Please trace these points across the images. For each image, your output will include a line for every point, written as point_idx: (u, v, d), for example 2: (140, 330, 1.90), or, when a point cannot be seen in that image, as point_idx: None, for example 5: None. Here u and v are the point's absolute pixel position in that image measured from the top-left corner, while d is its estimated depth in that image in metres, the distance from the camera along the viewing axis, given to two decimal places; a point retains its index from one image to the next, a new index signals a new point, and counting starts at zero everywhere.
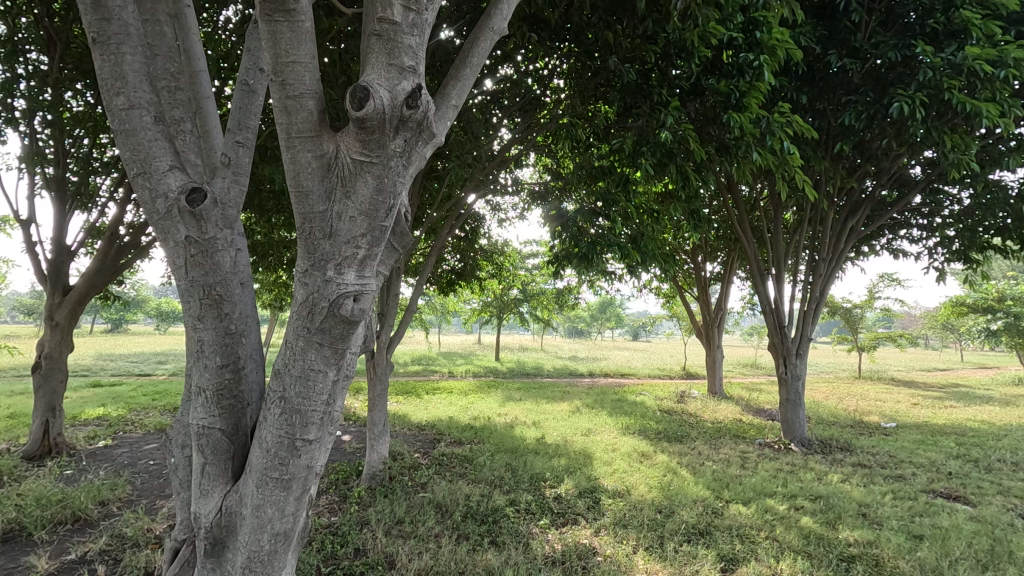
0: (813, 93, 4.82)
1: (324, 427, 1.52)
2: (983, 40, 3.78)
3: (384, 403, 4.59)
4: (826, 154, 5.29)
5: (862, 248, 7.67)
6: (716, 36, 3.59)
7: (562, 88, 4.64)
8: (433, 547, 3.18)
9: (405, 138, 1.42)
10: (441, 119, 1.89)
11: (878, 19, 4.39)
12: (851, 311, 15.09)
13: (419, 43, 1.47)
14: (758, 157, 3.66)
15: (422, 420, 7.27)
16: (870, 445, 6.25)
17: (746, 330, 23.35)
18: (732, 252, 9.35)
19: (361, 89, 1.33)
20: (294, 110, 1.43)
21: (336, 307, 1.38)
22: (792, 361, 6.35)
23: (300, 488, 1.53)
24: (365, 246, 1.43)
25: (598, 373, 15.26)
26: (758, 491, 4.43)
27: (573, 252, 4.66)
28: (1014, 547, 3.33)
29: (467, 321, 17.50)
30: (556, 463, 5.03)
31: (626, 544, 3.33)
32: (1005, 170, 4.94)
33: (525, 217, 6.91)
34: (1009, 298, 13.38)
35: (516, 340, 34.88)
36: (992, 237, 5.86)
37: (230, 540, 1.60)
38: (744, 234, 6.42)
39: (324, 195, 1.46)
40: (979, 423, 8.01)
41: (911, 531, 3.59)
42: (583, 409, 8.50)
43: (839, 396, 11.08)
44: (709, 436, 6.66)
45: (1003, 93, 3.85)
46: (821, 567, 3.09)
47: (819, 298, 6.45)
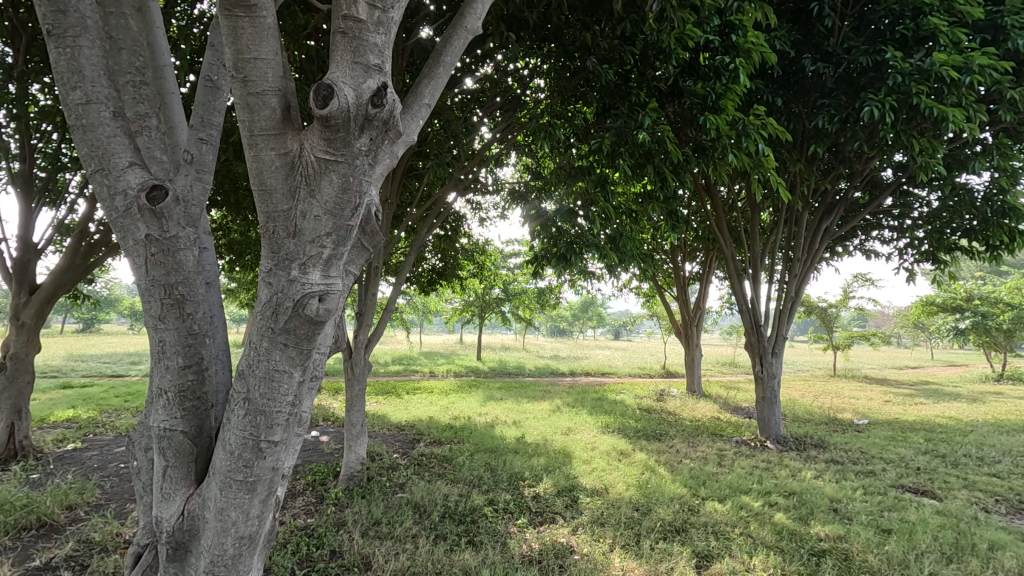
0: (788, 96, 4.90)
1: (290, 428, 1.50)
2: (950, 47, 3.89)
3: (361, 403, 4.56)
4: (802, 156, 5.37)
5: (836, 248, 7.81)
6: (693, 38, 3.63)
7: (542, 88, 4.65)
8: (409, 548, 3.15)
9: (371, 137, 1.42)
10: (412, 118, 1.88)
11: (850, 25, 4.47)
12: (826, 310, 15.37)
13: (386, 41, 1.46)
14: (734, 159, 3.70)
15: (401, 420, 7.23)
16: (843, 442, 6.38)
17: (725, 330, 23.62)
18: (711, 252, 9.46)
19: (325, 87, 1.31)
20: (256, 108, 1.41)
21: (300, 307, 1.36)
22: (767, 360, 6.44)
23: (265, 491, 1.50)
24: (331, 245, 1.41)
25: (580, 373, 15.31)
26: (734, 487, 4.49)
27: (553, 252, 4.68)
28: (977, 540, 3.43)
29: (449, 320, 17.37)
30: (536, 462, 5.03)
31: (602, 542, 3.35)
32: (971, 173, 5.07)
33: (506, 216, 6.94)
34: (977, 298, 13.78)
35: (498, 340, 34.83)
36: (959, 237, 6.01)
37: (193, 545, 1.57)
38: (722, 235, 6.50)
39: (287, 194, 1.44)
40: (946, 420, 8.23)
41: (880, 525, 3.68)
42: (563, 408, 8.52)
43: (814, 394, 11.30)
44: (687, 435, 6.73)
45: (969, 98, 3.95)
46: (792, 562, 3.15)
47: (795, 297, 6.54)
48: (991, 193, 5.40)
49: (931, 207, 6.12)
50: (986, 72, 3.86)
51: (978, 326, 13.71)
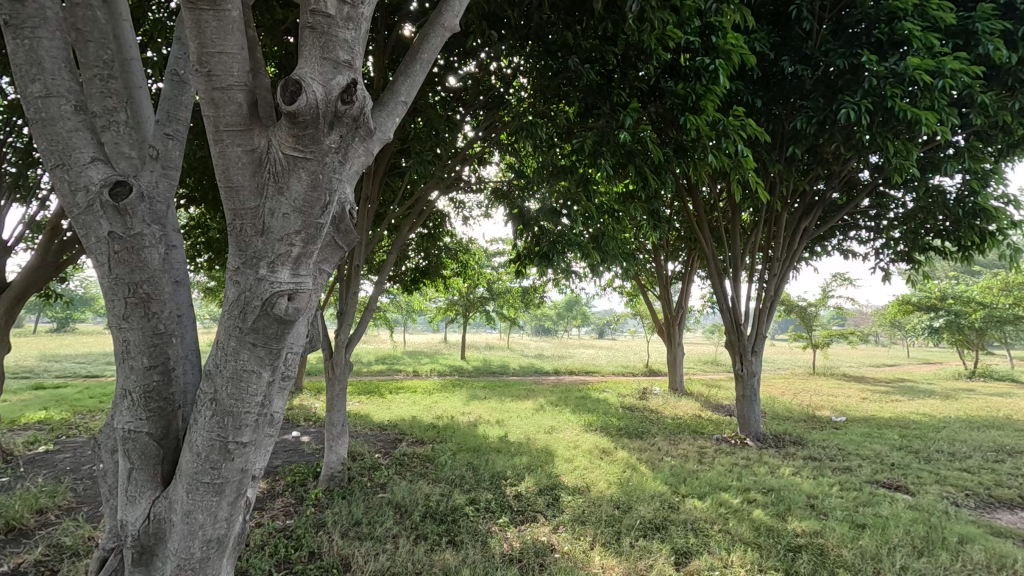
0: (768, 98, 4.96)
1: (259, 429, 1.48)
2: (923, 51, 3.95)
3: (342, 403, 4.52)
4: (781, 157, 5.44)
5: (815, 248, 7.93)
6: (673, 39, 3.66)
7: (525, 87, 4.64)
8: (389, 548, 3.13)
9: (341, 134, 1.40)
10: (388, 116, 1.87)
11: (829, 28, 4.53)
12: (805, 309, 15.61)
13: (356, 38, 1.45)
14: (713, 159, 3.74)
15: (383, 420, 7.17)
16: (821, 439, 6.48)
17: (707, 329, 23.84)
18: (693, 252, 9.55)
19: (293, 82, 1.29)
20: (221, 103, 1.39)
21: (269, 306, 1.33)
22: (748, 358, 6.50)
23: (234, 493, 1.48)
24: (300, 243, 1.39)
25: (564, 372, 15.36)
26: (713, 485, 4.54)
27: (535, 251, 4.68)
28: (948, 533, 3.50)
29: (432, 318, 17.28)
30: (518, 461, 5.03)
31: (583, 540, 3.37)
32: (944, 174, 5.17)
33: (489, 215, 6.93)
34: (950, 297, 14.12)
35: (483, 339, 34.77)
36: (933, 238, 6.14)
37: (159, 548, 1.54)
38: (704, 234, 6.56)
39: (255, 191, 1.42)
40: (920, 416, 8.40)
41: (854, 521, 3.75)
42: (547, 406, 8.54)
43: (794, 391, 11.47)
44: (669, 433, 6.77)
45: (941, 102, 4.03)
46: (769, 557, 3.19)
47: (774, 296, 6.63)
48: (963, 194, 5.52)
49: (906, 208, 6.24)
50: (958, 76, 3.94)
51: (952, 325, 14.03)
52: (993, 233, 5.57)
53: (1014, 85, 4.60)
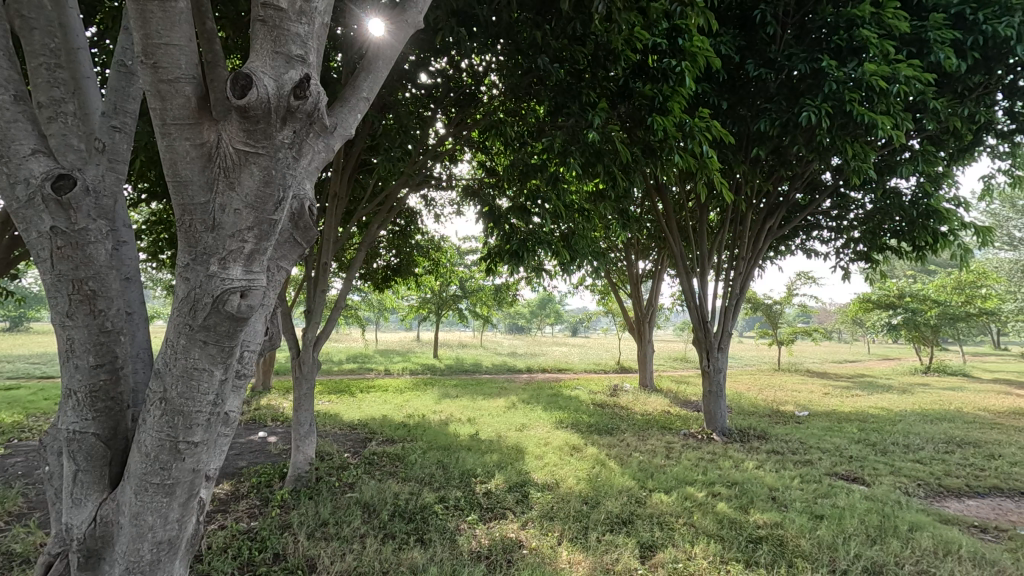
0: (733, 100, 5.07)
1: (211, 428, 1.46)
2: (879, 58, 4.09)
3: (309, 402, 4.46)
4: (746, 158, 5.57)
5: (780, 248, 8.15)
6: (642, 40, 3.71)
7: (496, 84, 4.64)
8: (356, 548, 3.11)
9: (293, 129, 1.40)
10: (350, 112, 1.86)
11: (792, 32, 4.65)
12: (771, 307, 16.01)
13: (310, 32, 1.43)
14: (679, 160, 3.82)
15: (353, 419, 7.09)
16: (783, 434, 6.66)
17: (677, 326, 24.18)
18: (663, 251, 9.68)
19: (243, 77, 1.28)
20: (169, 96, 1.37)
21: (220, 304, 1.31)
22: (714, 354, 6.62)
23: (185, 493, 1.47)
24: (253, 240, 1.37)
25: (537, 370, 15.42)
26: (679, 479, 4.63)
27: (506, 249, 4.68)
28: (900, 522, 3.64)
29: (404, 317, 17.13)
30: (488, 459, 5.03)
31: (550, 536, 3.40)
32: (900, 176, 5.36)
33: (462, 212, 6.91)
34: (907, 295, 14.67)
35: (456, 337, 34.62)
36: (890, 238, 6.37)
37: (107, 552, 1.51)
38: (672, 234, 6.67)
39: (205, 186, 1.41)
40: (877, 410, 8.72)
41: (813, 512, 3.87)
42: (518, 404, 8.56)
43: (759, 387, 11.74)
44: (638, 429, 6.87)
45: (896, 107, 4.18)
46: (731, 549, 3.28)
47: (740, 294, 6.77)
48: (917, 196, 5.73)
49: (865, 210, 6.47)
50: (911, 82, 4.09)
51: (909, 322, 14.56)
52: (944, 234, 5.81)
53: (964, 92, 4.80)
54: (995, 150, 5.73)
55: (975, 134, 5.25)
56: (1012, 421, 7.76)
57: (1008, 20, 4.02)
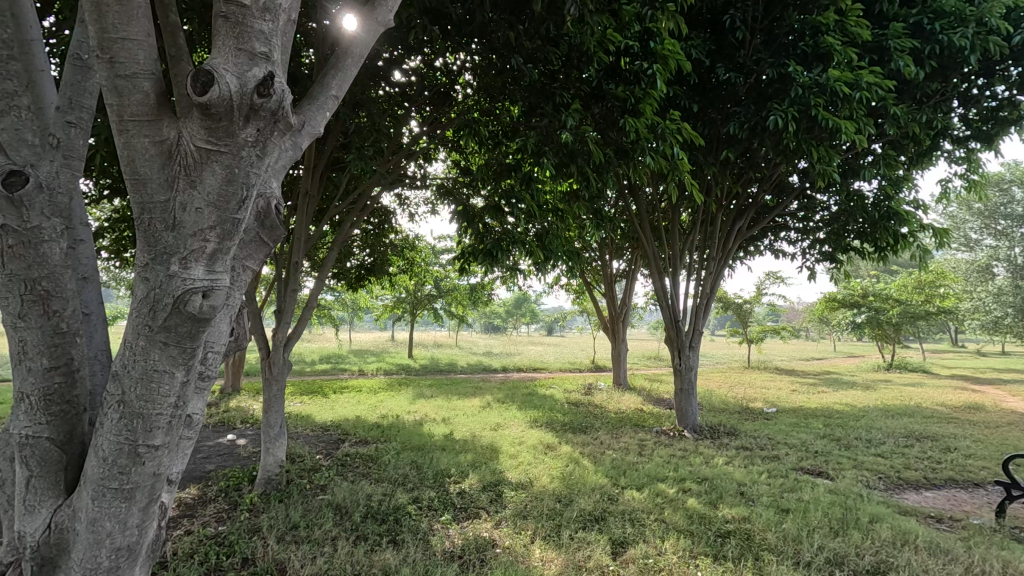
0: (703, 102, 5.15)
1: (173, 431, 1.43)
2: (842, 64, 4.21)
3: (279, 404, 4.38)
4: (716, 160, 5.67)
5: (749, 248, 8.32)
6: (614, 42, 3.74)
7: (470, 83, 4.62)
8: (327, 551, 3.07)
9: (257, 127, 1.39)
10: (318, 110, 1.84)
11: (760, 38, 4.74)
12: (741, 306, 16.34)
13: (274, 29, 1.42)
14: (651, 161, 3.87)
15: (326, 420, 6.99)
16: (752, 430, 6.81)
17: (651, 326, 24.42)
18: (637, 251, 9.80)
19: (204, 73, 1.27)
20: (126, 92, 1.35)
21: (181, 304, 1.29)
22: (685, 352, 6.72)
23: (145, 498, 1.44)
24: (215, 239, 1.35)
25: (512, 369, 15.43)
26: (651, 476, 4.70)
27: (479, 249, 4.67)
28: (861, 514, 3.76)
29: (379, 317, 16.97)
30: (462, 458, 5.03)
31: (523, 535, 3.41)
32: (863, 179, 5.53)
33: (436, 211, 6.87)
34: (871, 295, 15.13)
35: (431, 337, 34.42)
36: (854, 239, 6.55)
37: (62, 560, 1.48)
38: (645, 234, 6.75)
39: (165, 184, 1.38)
40: (842, 407, 8.99)
41: (780, 506, 3.97)
42: (494, 404, 8.57)
43: (729, 385, 11.99)
44: (612, 427, 6.95)
45: (859, 112, 4.31)
46: (700, 543, 3.34)
47: (710, 293, 6.89)
48: (879, 199, 5.92)
49: (830, 211, 6.65)
50: (873, 88, 4.22)
51: (872, 320, 15.03)
52: (904, 235, 6.02)
53: (923, 98, 4.97)
54: (952, 155, 5.95)
55: (934, 139, 5.44)
56: (967, 415, 8.09)
57: (963, 30, 4.16)
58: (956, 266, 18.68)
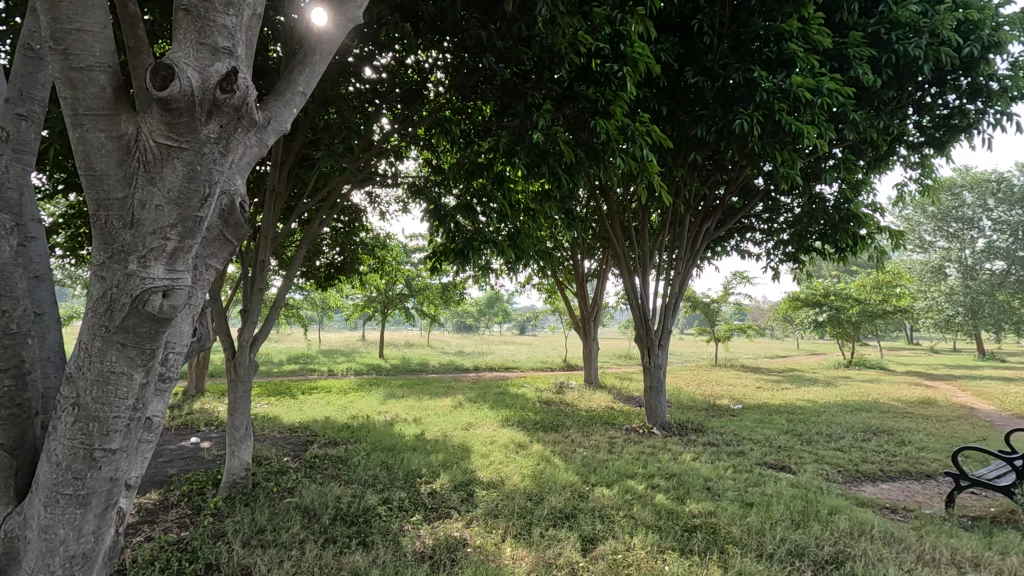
0: (672, 105, 5.24)
1: (131, 434, 1.40)
2: (805, 70, 4.34)
3: (245, 406, 4.27)
4: (684, 162, 5.78)
5: (716, 249, 8.51)
6: (585, 44, 3.77)
7: (442, 82, 4.60)
8: (294, 555, 3.02)
9: (220, 124, 1.35)
10: (285, 106, 1.82)
11: (727, 43, 4.85)
12: (709, 305, 16.69)
13: (238, 24, 1.40)
14: (621, 162, 3.92)
15: (294, 421, 6.87)
16: (718, 426, 6.97)
17: (622, 325, 24.69)
18: (607, 251, 9.90)
19: (164, 67, 1.24)
20: (81, 85, 1.32)
21: (139, 304, 1.26)
22: (655, 351, 6.83)
23: (102, 504, 1.40)
24: (175, 237, 1.32)
25: (485, 368, 15.41)
26: (621, 473, 4.77)
27: (451, 248, 4.64)
28: (821, 507, 3.89)
29: (349, 316, 16.73)
30: (433, 458, 5.01)
31: (494, 533, 3.43)
32: (824, 182, 5.71)
33: (407, 210, 6.82)
34: (832, 294, 15.63)
35: (402, 336, 34.09)
36: (816, 240, 6.76)
37: (11, 569, 1.43)
38: (615, 234, 6.83)
39: (123, 180, 1.36)
40: (804, 403, 9.27)
41: (744, 500, 4.07)
42: (465, 403, 8.55)
43: (697, 382, 12.24)
44: (582, 425, 7.02)
45: (820, 117, 4.45)
46: (667, 538, 3.41)
47: (679, 292, 7.01)
48: (839, 202, 6.13)
49: (793, 213, 6.84)
50: (834, 95, 4.36)
51: (833, 319, 15.52)
52: (862, 237, 6.24)
53: (880, 105, 5.16)
54: (907, 160, 6.19)
55: (890, 144, 5.65)
56: (920, 410, 8.44)
57: (917, 41, 4.34)
58: (911, 267, 19.45)
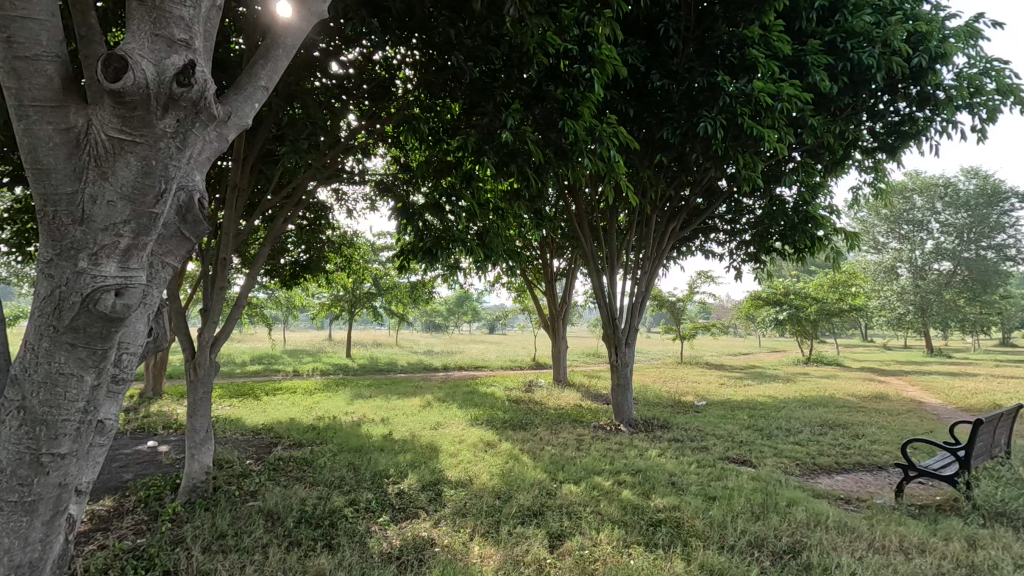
0: (639, 107, 5.33)
1: (81, 438, 1.38)
2: (765, 76, 4.46)
3: (205, 408, 4.15)
4: (651, 163, 5.88)
5: (681, 249, 8.68)
6: (553, 45, 3.80)
7: (411, 78, 4.56)
8: (257, 559, 2.96)
9: (177, 118, 1.36)
10: (246, 100, 1.77)
11: (692, 47, 4.95)
12: (675, 304, 17.00)
13: (195, 16, 1.39)
14: (589, 163, 3.97)
15: (257, 423, 6.71)
16: (683, 423, 7.12)
17: (590, 323, 24.92)
18: (576, 250, 9.99)
19: (117, 58, 1.23)
20: (27, 75, 1.28)
21: (91, 303, 1.24)
22: (622, 349, 6.93)
23: (50, 510, 1.38)
24: (129, 234, 1.30)
25: (454, 368, 15.34)
26: (588, 469, 4.83)
27: (419, 246, 4.61)
28: (780, 499, 4.02)
29: (315, 316, 16.42)
30: (401, 458, 4.97)
31: (462, 532, 3.43)
32: (784, 184, 5.89)
33: (375, 208, 6.73)
34: (792, 293, 16.14)
35: (370, 336, 33.64)
36: (776, 240, 6.96)
37: None
38: (583, 234, 6.90)
39: (72, 174, 1.31)
40: (765, 398, 9.55)
41: (707, 494, 4.18)
42: (434, 402, 8.51)
43: (664, 379, 12.47)
44: (551, 423, 7.07)
45: (780, 122, 4.59)
46: (632, 532, 3.47)
47: (645, 291, 7.13)
48: (798, 203, 6.33)
49: (755, 214, 7.04)
50: (793, 100, 4.50)
51: (793, 317, 16.02)
52: (819, 238, 6.46)
53: (836, 111, 5.35)
54: (861, 164, 6.44)
55: (846, 149, 5.87)
56: (873, 405, 8.79)
57: (870, 50, 4.52)
58: (865, 267, 20.25)
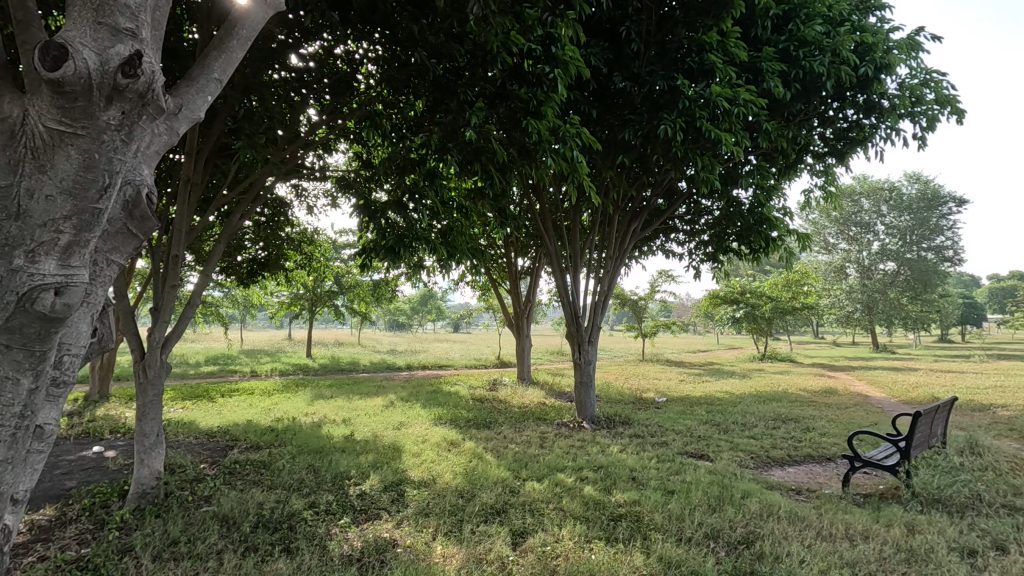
0: (602, 108, 5.40)
1: (18, 443, 1.33)
2: (723, 81, 4.59)
3: (156, 411, 4.00)
4: (613, 164, 5.97)
5: (643, 248, 8.84)
6: (517, 44, 3.81)
7: (373, 73, 4.49)
8: (211, 566, 2.87)
9: (121, 110, 1.32)
10: (197, 94, 1.71)
11: (653, 51, 5.04)
12: (636, 302, 17.30)
13: (142, 5, 1.35)
14: (552, 162, 4.00)
15: (212, 426, 6.49)
16: (644, 419, 7.26)
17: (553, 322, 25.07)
18: (540, 249, 10.04)
19: (55, 47, 1.20)
20: None
21: (29, 301, 1.21)
22: (585, 347, 7.01)
23: None
24: (70, 231, 1.27)
25: (417, 367, 15.21)
26: (551, 467, 4.87)
27: (381, 244, 4.54)
28: (736, 491, 4.15)
29: (273, 315, 15.97)
30: (363, 460, 4.90)
31: (424, 532, 3.41)
32: (740, 187, 6.08)
33: (336, 204, 6.60)
34: (748, 292, 16.66)
35: (331, 335, 32.97)
36: (733, 241, 7.17)
37: None
38: (547, 233, 6.94)
39: (7, 167, 1.25)
40: (722, 394, 9.83)
41: (666, 488, 4.28)
42: (397, 402, 8.43)
43: (626, 377, 12.68)
44: (514, 421, 7.09)
45: (736, 126, 4.73)
46: (593, 527, 3.52)
47: (607, 290, 7.24)
48: (753, 205, 6.54)
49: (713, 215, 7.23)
50: (749, 105, 4.65)
51: (749, 315, 16.54)
52: (773, 239, 6.69)
53: (789, 117, 5.55)
54: (813, 168, 6.70)
55: (798, 153, 6.10)
56: (823, 399, 9.18)
57: (821, 58, 4.70)
58: (816, 266, 21.09)
